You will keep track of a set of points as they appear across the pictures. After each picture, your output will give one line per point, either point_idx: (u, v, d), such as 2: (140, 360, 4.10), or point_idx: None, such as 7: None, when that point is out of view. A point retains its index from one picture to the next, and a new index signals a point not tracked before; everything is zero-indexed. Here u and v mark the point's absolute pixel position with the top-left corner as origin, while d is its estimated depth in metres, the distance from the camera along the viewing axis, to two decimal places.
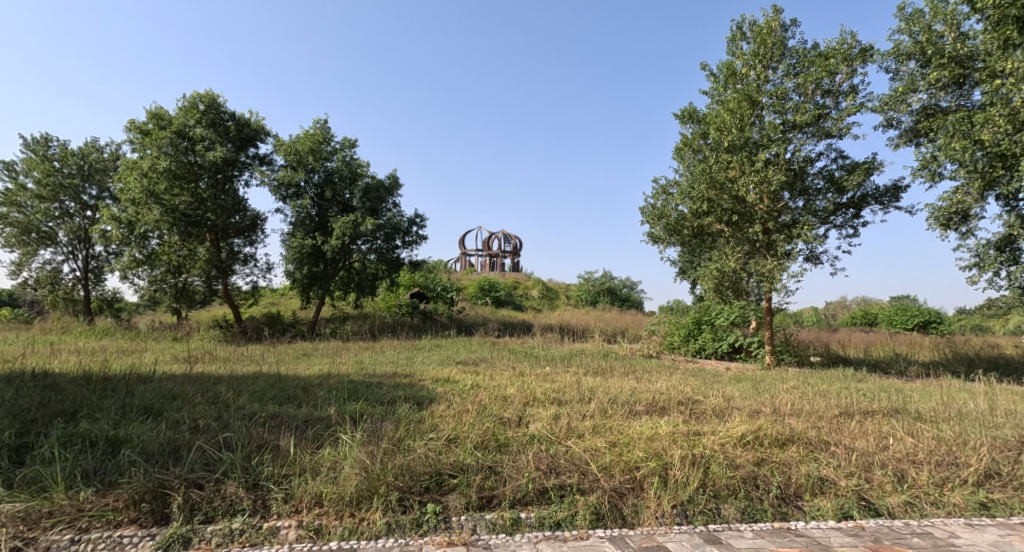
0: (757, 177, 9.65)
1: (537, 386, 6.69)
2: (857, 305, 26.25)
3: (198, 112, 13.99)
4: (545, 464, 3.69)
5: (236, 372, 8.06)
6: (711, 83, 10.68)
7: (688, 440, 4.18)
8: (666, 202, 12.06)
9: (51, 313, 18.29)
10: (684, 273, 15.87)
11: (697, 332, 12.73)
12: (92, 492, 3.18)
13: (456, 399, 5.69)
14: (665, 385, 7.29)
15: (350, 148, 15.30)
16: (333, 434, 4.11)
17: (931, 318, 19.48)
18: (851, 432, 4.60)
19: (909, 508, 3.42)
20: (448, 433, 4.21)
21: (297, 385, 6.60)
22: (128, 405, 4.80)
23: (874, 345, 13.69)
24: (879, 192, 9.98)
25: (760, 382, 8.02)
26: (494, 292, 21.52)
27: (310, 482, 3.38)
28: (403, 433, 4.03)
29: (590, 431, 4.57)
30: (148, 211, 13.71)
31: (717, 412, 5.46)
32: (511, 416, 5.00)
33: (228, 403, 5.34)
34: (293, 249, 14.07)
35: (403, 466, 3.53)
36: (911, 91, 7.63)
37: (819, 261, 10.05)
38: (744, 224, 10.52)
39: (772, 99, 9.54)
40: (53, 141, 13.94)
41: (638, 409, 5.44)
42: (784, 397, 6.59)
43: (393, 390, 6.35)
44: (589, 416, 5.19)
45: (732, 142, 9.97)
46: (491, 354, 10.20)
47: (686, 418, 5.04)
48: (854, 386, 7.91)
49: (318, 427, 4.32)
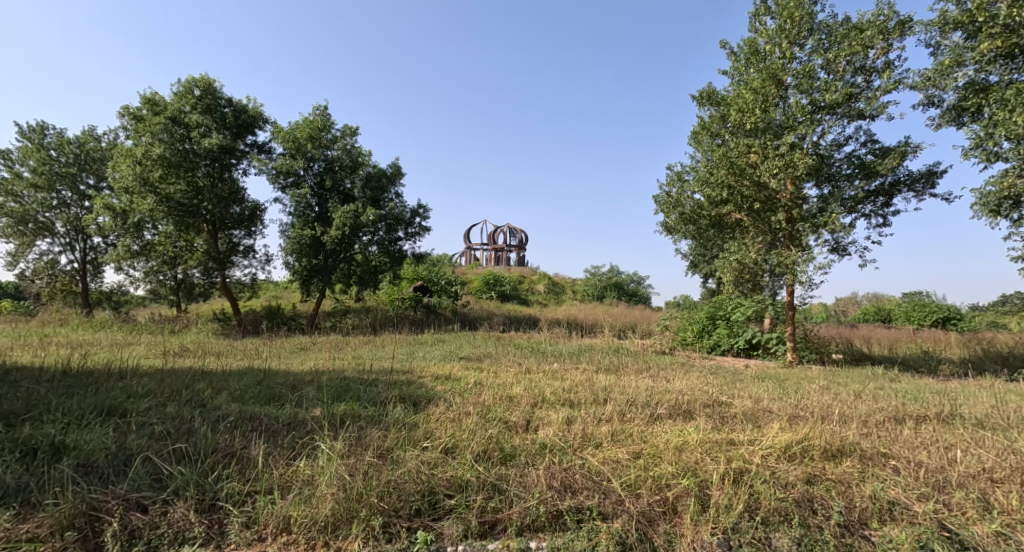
0: (781, 162, 9.03)
1: (545, 385, 6.12)
2: (869, 301, 25.68)
3: (193, 97, 13.43)
4: (560, 481, 3.14)
5: (226, 367, 7.55)
6: (731, 63, 10.01)
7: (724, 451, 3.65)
8: (682, 190, 11.45)
9: (49, 305, 17.87)
10: (697, 266, 15.28)
11: (711, 327, 12.13)
12: (11, 516, 2.66)
13: (458, 400, 5.14)
14: (685, 385, 6.71)
15: (350, 136, 14.73)
16: (311, 440, 3.56)
17: (950, 314, 18.82)
18: (910, 443, 4.01)
19: (1000, 540, 2.82)
20: (444, 441, 3.65)
21: (285, 383, 6.08)
22: (86, 405, 4.26)
23: (899, 342, 13.04)
24: (912, 178, 9.32)
25: (787, 382, 7.45)
26: (499, 286, 21.00)
27: (277, 504, 2.82)
28: (393, 442, 3.48)
29: (608, 438, 4.00)
30: (142, 199, 13.20)
31: (748, 415, 4.87)
32: (518, 419, 4.45)
33: (205, 403, 4.80)
34: (292, 240, 13.54)
35: (391, 483, 2.98)
36: (957, 65, 6.98)
37: (846, 252, 9.38)
38: (766, 212, 9.85)
39: (799, 77, 8.88)
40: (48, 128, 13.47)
41: (661, 412, 4.85)
42: (818, 399, 5.99)
43: (389, 388, 5.81)
44: (606, 420, 4.61)
45: (754, 125, 9.32)
46: (497, 349, 9.64)
47: (716, 424, 4.46)
48: (887, 386, 7.31)
49: (297, 433, 3.77)
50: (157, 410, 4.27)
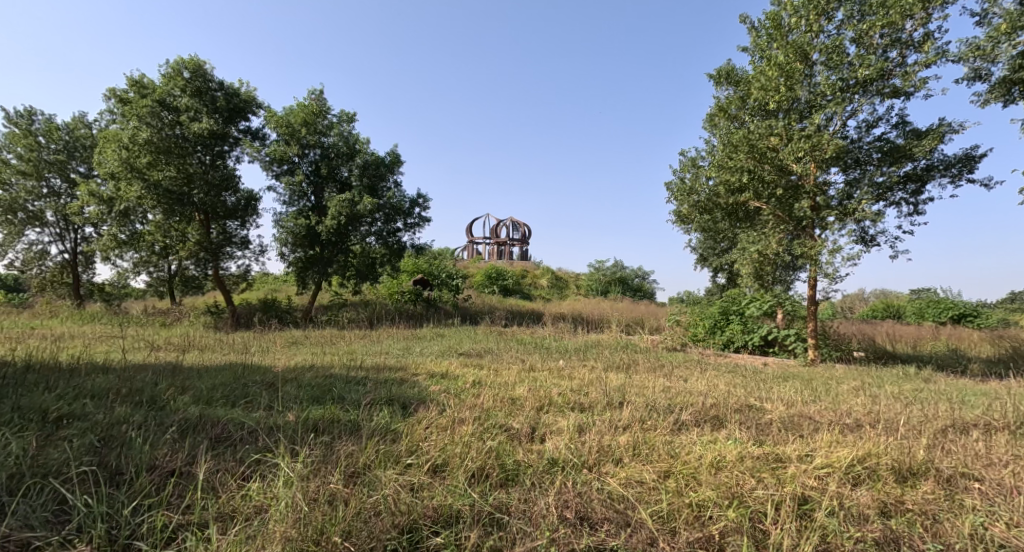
0: (806, 144, 8.37)
1: (551, 385, 5.48)
2: (875, 298, 25.02)
3: (183, 79, 12.73)
4: (574, 511, 2.62)
5: (207, 362, 6.95)
6: (752, 39, 9.31)
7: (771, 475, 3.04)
8: (696, 176, 10.77)
9: (39, 297, 17.30)
10: (707, 260, 14.63)
11: (724, 323, 11.45)
12: None
13: (453, 403, 4.52)
14: (704, 385, 6.07)
15: (348, 122, 14.08)
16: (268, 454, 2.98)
17: (967, 311, 18.10)
18: (990, 460, 3.37)
19: None
20: (432, 458, 3.07)
21: (264, 381, 5.48)
22: (21, 406, 3.72)
23: (922, 340, 12.33)
24: (948, 163, 8.63)
25: (815, 382, 6.82)
26: (502, 280, 20.40)
27: (210, 545, 2.27)
28: (369, 459, 2.90)
29: (629, 453, 3.38)
30: (129, 186, 12.58)
31: (787, 423, 4.23)
32: (523, 428, 3.84)
33: (167, 406, 4.23)
34: (285, 229, 12.90)
35: (362, 518, 2.43)
36: (1013, 31, 6.31)
37: (875, 243, 8.67)
38: (789, 199, 9.17)
39: (828, 52, 8.22)
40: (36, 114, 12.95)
41: (686, 418, 4.23)
42: (855, 402, 5.35)
43: (377, 388, 5.20)
44: (624, 428, 3.99)
45: (778, 104, 8.67)
46: (498, 344, 9.02)
47: (754, 434, 3.82)
48: (924, 387, 6.70)
49: (256, 444, 3.19)
50: (102, 413, 3.67)
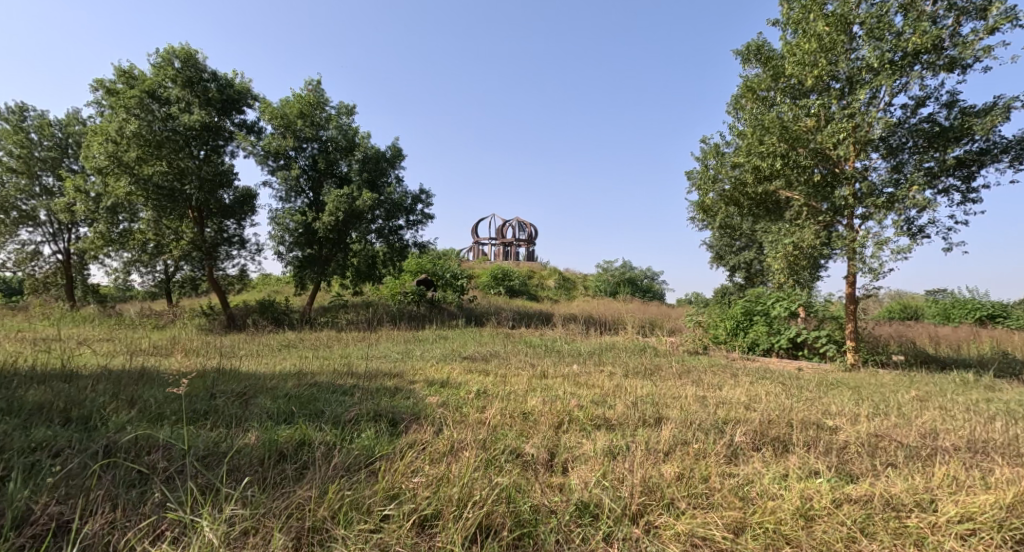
0: (850, 127, 7.53)
1: (569, 396, 4.68)
2: (888, 299, 23.92)
3: (173, 69, 11.93)
4: None
5: (180, 367, 6.14)
6: (785, 11, 8.47)
7: (876, 544, 2.39)
8: (720, 164, 9.90)
9: (32, 298, 16.57)
10: (722, 259, 13.74)
11: (748, 324, 10.55)
12: None
13: (451, 419, 3.73)
14: (744, 396, 5.20)
15: (346, 113, 13.29)
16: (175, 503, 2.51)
17: (996, 312, 17.06)
18: None
19: None
20: (417, 509, 2.47)
21: (234, 390, 4.68)
22: None
23: (961, 342, 11.37)
24: (1007, 145, 7.74)
25: (868, 391, 5.97)
26: (507, 281, 19.59)
27: None
28: (329, 511, 2.41)
29: (683, 491, 2.66)
30: (118, 181, 11.82)
31: (868, 445, 3.40)
32: (540, 453, 3.04)
33: (106, 425, 3.49)
34: (281, 227, 12.13)
35: None
36: None
37: (924, 234, 7.78)
38: (827, 187, 8.29)
39: (874, 23, 7.37)
40: (30, 110, 12.45)
41: (742, 441, 3.38)
42: (928, 416, 4.49)
43: (364, 399, 4.39)
44: (666, 455, 3.17)
45: (817, 80, 7.82)
46: (505, 347, 8.22)
47: (833, 463, 3.02)
48: (994, 396, 5.88)
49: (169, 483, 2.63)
50: (15, 434, 2.94)
